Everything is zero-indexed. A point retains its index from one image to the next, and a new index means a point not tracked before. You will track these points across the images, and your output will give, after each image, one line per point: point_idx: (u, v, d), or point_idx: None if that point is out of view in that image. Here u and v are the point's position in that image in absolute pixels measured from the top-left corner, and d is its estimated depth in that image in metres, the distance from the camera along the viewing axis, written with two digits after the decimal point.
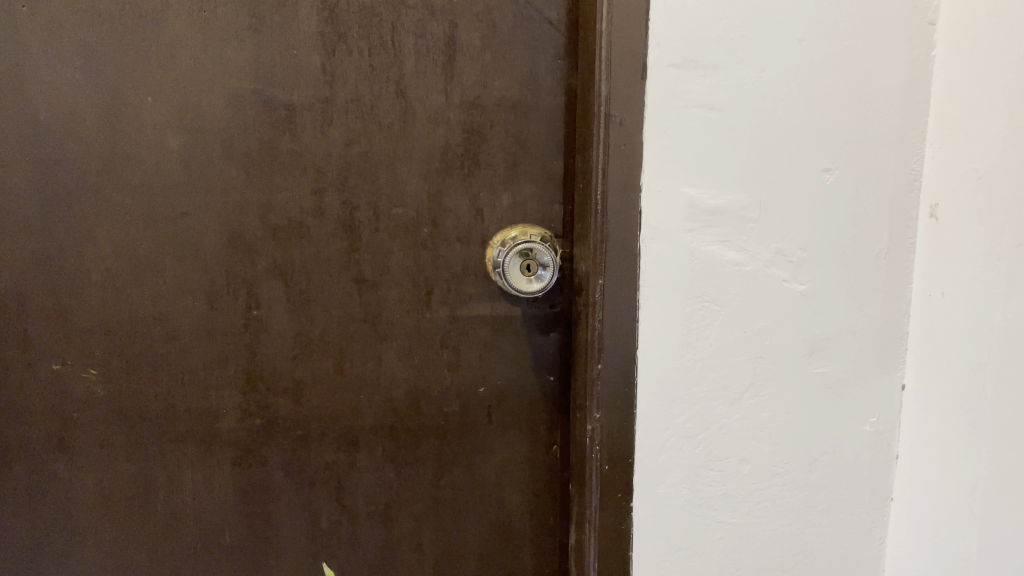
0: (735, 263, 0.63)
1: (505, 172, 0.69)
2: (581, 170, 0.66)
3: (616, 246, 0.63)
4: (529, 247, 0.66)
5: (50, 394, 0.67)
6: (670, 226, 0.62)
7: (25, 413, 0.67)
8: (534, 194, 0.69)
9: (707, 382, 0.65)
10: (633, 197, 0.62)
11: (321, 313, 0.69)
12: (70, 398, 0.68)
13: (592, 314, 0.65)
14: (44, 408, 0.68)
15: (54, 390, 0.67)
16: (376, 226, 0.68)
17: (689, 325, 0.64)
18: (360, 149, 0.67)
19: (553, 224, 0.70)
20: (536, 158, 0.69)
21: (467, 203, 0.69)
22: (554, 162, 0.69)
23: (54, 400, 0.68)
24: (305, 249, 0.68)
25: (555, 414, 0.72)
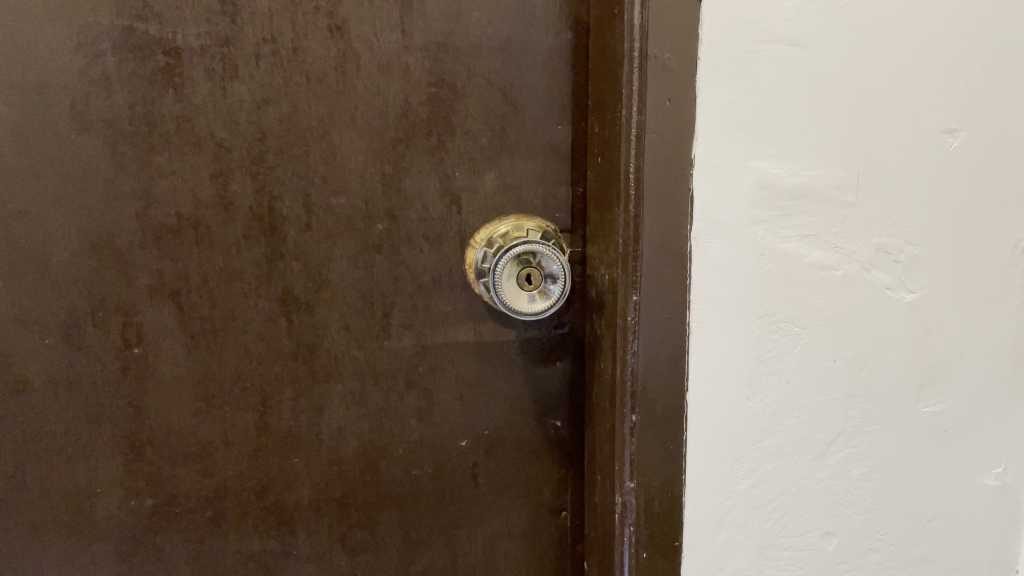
0: (822, 267, 0.45)
1: (490, 143, 0.49)
2: (602, 138, 0.47)
3: (657, 248, 0.43)
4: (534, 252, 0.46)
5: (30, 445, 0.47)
6: (733, 218, 0.43)
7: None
8: (531, 171, 0.50)
9: (782, 431, 0.46)
10: (681, 175, 0.43)
11: (234, 349, 0.48)
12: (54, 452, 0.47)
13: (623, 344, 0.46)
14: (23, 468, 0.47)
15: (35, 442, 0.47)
16: (306, 223, 0.48)
17: (758, 356, 0.45)
18: (279, 113, 0.46)
19: (556, 212, 0.51)
20: (532, 122, 0.49)
21: (438, 186, 0.49)
22: (558, 127, 0.49)
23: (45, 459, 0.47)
24: (207, 259, 0.47)
25: (564, 471, 0.53)
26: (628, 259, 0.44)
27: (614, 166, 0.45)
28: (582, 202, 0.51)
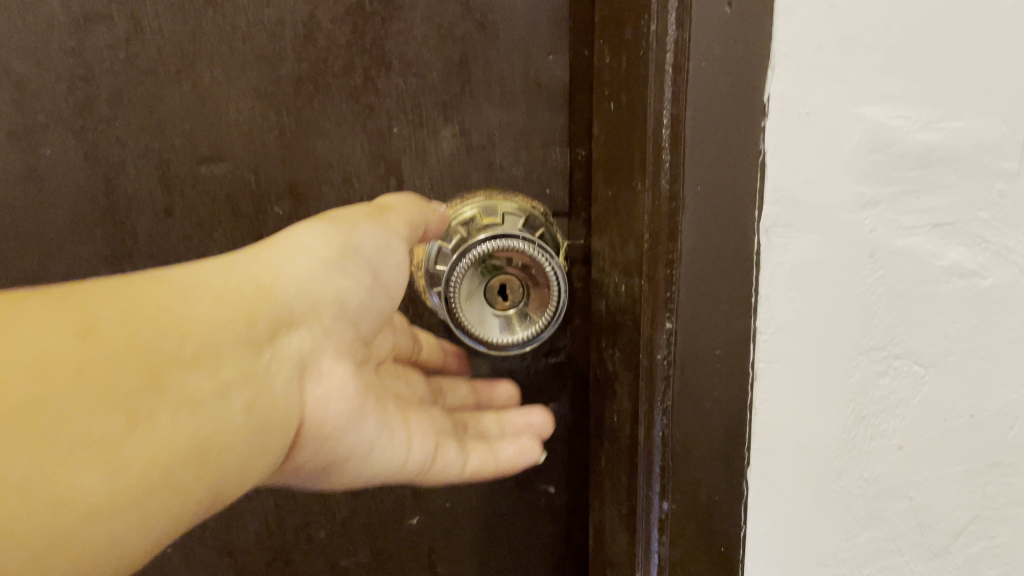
0: (961, 273, 0.27)
1: (444, 81, 0.32)
2: (610, 73, 0.29)
3: (706, 251, 0.26)
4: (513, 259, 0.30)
5: (313, 391, 0.24)
6: (829, 200, 0.25)
7: (400, 466, 0.27)
8: (506, 126, 0.32)
9: (887, 524, 0.29)
10: (746, 124, 0.24)
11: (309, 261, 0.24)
12: (346, 421, 0.25)
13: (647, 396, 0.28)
14: (286, 427, 0.22)
15: (316, 376, 0.24)
16: (162, 208, 0.31)
17: (858, 411, 0.27)
18: (111, 34, 0.29)
19: (547, 187, 0.33)
20: (508, 50, 0.32)
21: (364, 149, 0.32)
22: (548, 58, 0.32)
23: (415, 458, 0.28)
24: (17, 260, 0.31)
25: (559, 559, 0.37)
26: (656, 264, 0.27)
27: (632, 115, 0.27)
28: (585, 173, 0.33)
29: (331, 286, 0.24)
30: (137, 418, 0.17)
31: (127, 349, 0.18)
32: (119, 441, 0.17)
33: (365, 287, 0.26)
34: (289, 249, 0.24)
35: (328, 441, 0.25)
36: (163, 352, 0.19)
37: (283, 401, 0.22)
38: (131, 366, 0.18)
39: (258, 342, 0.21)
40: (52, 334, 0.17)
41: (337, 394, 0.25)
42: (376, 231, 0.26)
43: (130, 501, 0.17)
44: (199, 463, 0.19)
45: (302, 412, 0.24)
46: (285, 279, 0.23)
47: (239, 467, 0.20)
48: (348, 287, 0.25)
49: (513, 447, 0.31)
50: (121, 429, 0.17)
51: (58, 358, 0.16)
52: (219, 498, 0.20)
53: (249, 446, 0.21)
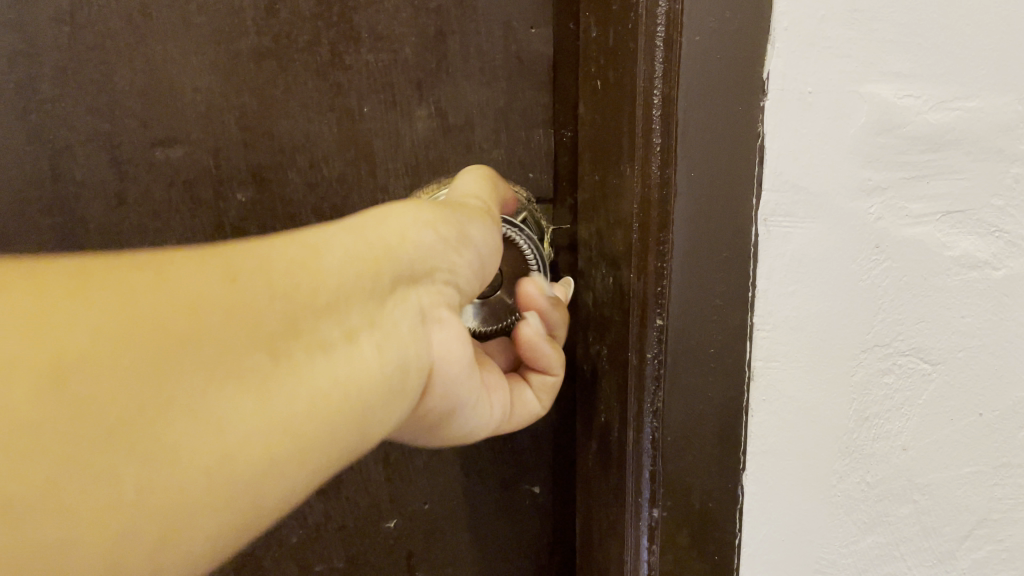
0: (972, 265, 0.25)
1: (420, 58, 0.29)
2: (600, 46, 0.26)
3: (700, 239, 0.23)
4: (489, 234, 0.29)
5: (437, 343, 0.20)
6: (832, 187, 0.23)
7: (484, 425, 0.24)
8: (486, 105, 0.30)
9: (891, 530, 0.27)
10: (744, 103, 0.22)
11: (431, 229, 0.20)
12: (457, 378, 0.21)
13: (638, 396, 0.26)
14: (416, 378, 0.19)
15: (442, 327, 0.20)
16: (115, 195, 0.29)
17: (860, 411, 0.25)
18: (53, 6, 0.27)
19: (530, 170, 0.31)
20: (488, 24, 0.29)
21: (334, 130, 0.30)
22: (530, 32, 0.30)
23: (497, 414, 0.24)
24: None
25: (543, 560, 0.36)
26: (648, 256, 0.24)
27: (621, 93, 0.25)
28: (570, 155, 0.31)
29: (452, 259, 0.21)
30: (275, 362, 0.15)
31: (265, 298, 0.15)
32: (257, 385, 0.14)
33: (481, 260, 0.22)
34: (410, 210, 0.20)
35: (446, 398, 0.21)
36: (297, 296, 0.16)
37: (410, 361, 0.19)
38: (271, 311, 0.15)
39: (384, 294, 0.18)
40: (198, 272, 0.15)
41: (461, 352, 0.21)
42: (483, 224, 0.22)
43: (271, 454, 0.15)
44: (338, 413, 0.16)
45: (431, 370, 0.20)
46: (414, 241, 0.19)
47: (378, 419, 0.18)
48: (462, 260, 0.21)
49: (532, 288, 0.26)
50: (264, 371, 0.15)
51: (201, 300, 0.14)
52: (361, 445, 0.17)
53: (387, 396, 0.18)
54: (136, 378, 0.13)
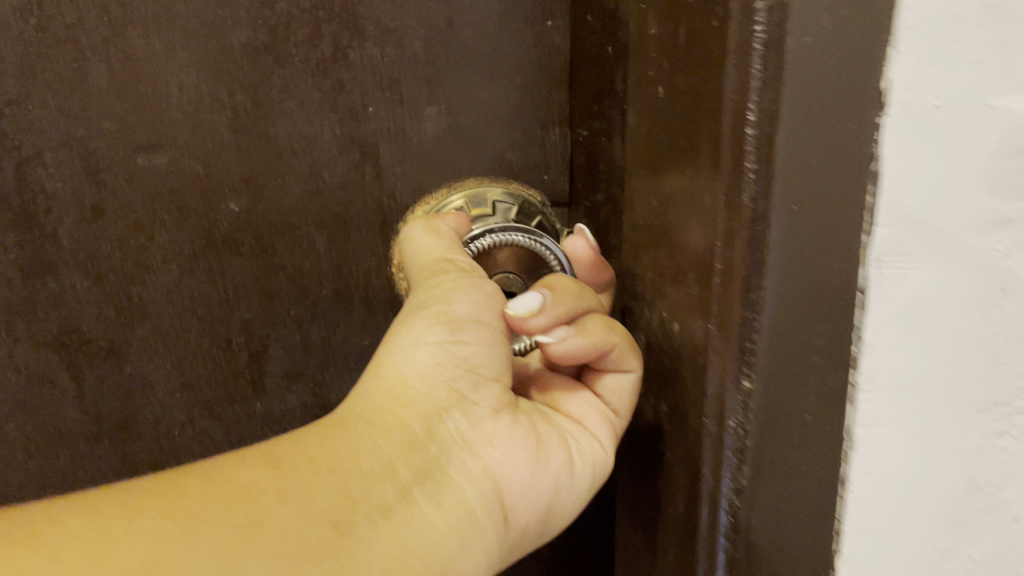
0: None
1: (428, 52, 0.27)
2: (638, 51, 0.21)
3: (797, 292, 0.18)
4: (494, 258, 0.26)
5: (488, 456, 0.23)
6: (956, 221, 0.17)
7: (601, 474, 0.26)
8: (500, 104, 0.28)
9: None
10: (854, 120, 0.16)
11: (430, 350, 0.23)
12: (531, 478, 0.23)
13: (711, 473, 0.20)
14: (471, 510, 0.22)
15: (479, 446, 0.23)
16: (90, 208, 0.26)
17: (970, 479, 0.20)
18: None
19: (546, 172, 0.29)
20: (501, 16, 0.27)
21: (335, 132, 0.27)
22: (547, 24, 0.27)
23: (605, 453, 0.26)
24: None
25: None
26: (708, 303, 0.19)
27: (695, 100, 0.18)
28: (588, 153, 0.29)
29: (457, 357, 0.23)
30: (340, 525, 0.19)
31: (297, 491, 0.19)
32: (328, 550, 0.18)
33: (495, 345, 0.24)
34: (404, 350, 0.23)
35: (531, 506, 0.24)
36: (324, 483, 0.19)
37: (471, 475, 0.22)
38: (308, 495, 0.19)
39: (409, 441, 0.21)
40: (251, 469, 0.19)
41: (520, 460, 0.23)
42: (472, 294, 0.23)
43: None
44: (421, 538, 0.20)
45: (499, 493, 0.23)
46: (414, 378, 0.23)
47: (465, 545, 0.21)
48: (470, 351, 0.23)
49: (542, 316, 0.23)
50: (331, 538, 0.18)
51: (244, 507, 0.18)
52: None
53: (460, 536, 0.21)
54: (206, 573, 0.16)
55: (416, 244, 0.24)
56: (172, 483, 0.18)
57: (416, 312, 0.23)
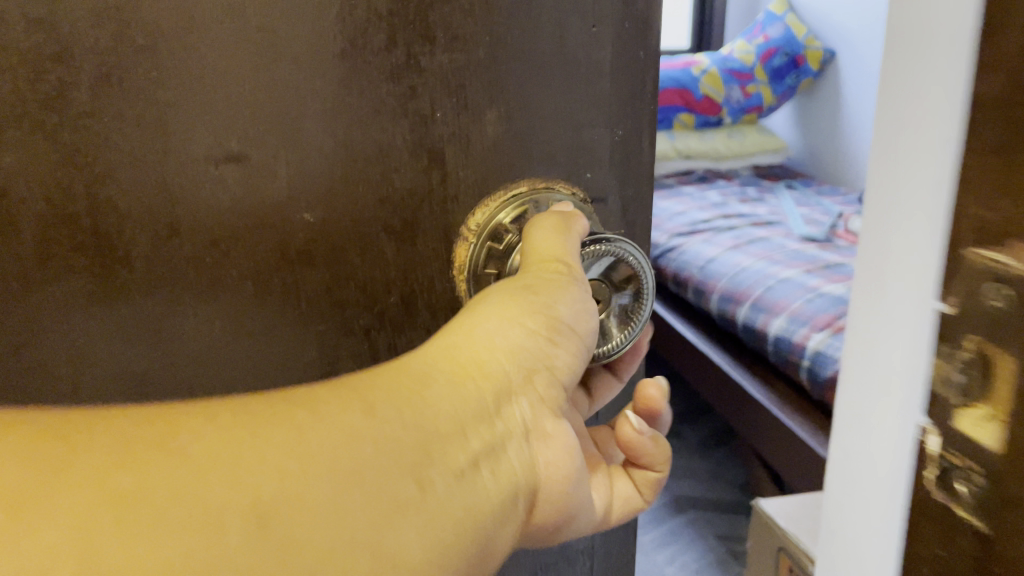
0: None
1: (489, 56, 0.26)
2: None
3: None
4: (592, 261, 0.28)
5: (534, 439, 0.25)
6: None
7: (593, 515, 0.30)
8: (549, 107, 0.28)
9: None
10: None
11: (520, 333, 0.25)
12: (568, 461, 0.26)
13: None
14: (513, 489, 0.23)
15: (534, 429, 0.25)
16: (151, 191, 0.24)
17: None
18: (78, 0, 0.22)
19: (586, 171, 0.29)
20: (554, 18, 0.26)
21: (405, 139, 0.26)
22: (594, 29, 0.27)
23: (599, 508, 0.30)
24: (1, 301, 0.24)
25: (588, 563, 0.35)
26: None
27: None
28: (625, 154, 0.30)
29: (543, 351, 0.25)
30: (425, 478, 0.20)
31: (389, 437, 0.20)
32: (415, 504, 0.19)
33: (576, 352, 0.27)
34: (502, 324, 0.25)
35: (555, 484, 0.26)
36: (419, 438, 0.20)
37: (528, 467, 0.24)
38: (405, 446, 0.20)
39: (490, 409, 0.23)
40: (355, 408, 0.20)
41: (565, 462, 0.26)
42: (576, 296, 0.26)
43: (428, 556, 0.19)
44: (485, 503, 0.22)
45: (533, 471, 0.25)
46: (502, 349, 0.24)
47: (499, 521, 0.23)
48: (552, 346, 0.26)
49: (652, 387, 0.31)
50: (417, 492, 0.20)
51: (344, 449, 0.19)
52: (485, 550, 0.22)
53: (502, 507, 0.23)
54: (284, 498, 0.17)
55: (553, 238, 0.26)
56: (278, 398, 0.19)
57: (521, 296, 0.25)
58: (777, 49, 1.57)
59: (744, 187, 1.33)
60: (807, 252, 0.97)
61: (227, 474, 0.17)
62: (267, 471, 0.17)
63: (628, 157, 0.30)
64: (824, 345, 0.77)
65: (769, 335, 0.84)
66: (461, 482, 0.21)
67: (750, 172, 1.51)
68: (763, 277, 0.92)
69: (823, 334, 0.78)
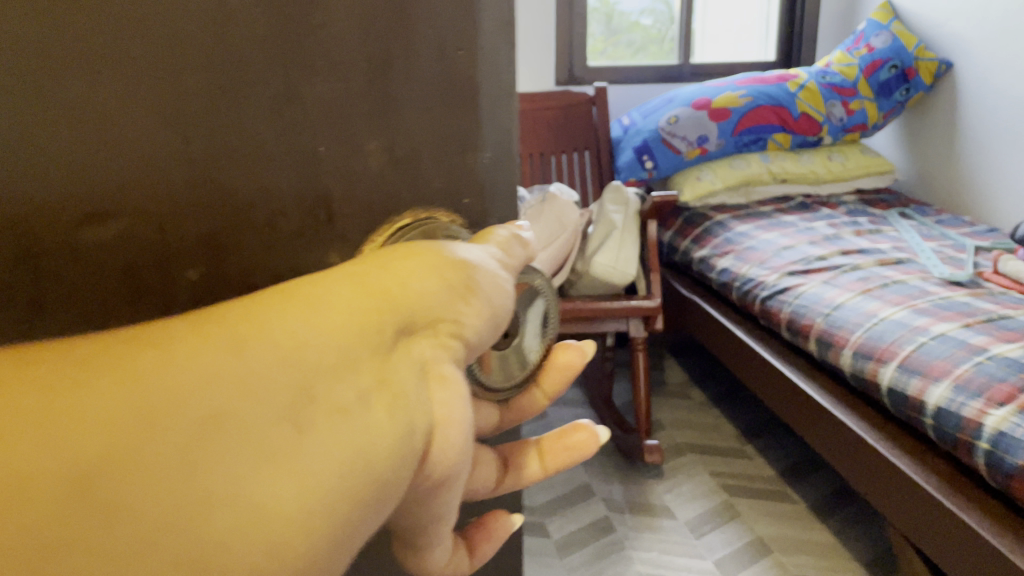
0: None
1: (372, 71, 0.20)
2: None
3: None
4: (527, 298, 0.23)
5: (442, 399, 0.17)
6: None
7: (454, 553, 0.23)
8: (424, 128, 0.22)
9: None
10: None
11: (426, 276, 0.17)
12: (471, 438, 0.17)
13: None
14: (411, 457, 0.15)
15: (443, 390, 0.17)
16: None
17: None
18: None
19: (463, 195, 0.23)
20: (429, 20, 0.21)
21: (296, 177, 0.19)
22: (460, 53, 0.21)
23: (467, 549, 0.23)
24: None
25: None
26: None
27: None
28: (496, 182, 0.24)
29: (450, 305, 0.18)
30: (302, 425, 0.13)
31: (245, 371, 0.13)
32: (286, 457, 0.13)
33: (487, 322, 0.19)
34: (406, 261, 0.17)
35: (461, 454, 0.17)
36: (293, 369, 0.14)
37: (453, 425, 0.17)
38: (274, 383, 0.13)
39: (386, 349, 0.16)
40: (199, 338, 0.13)
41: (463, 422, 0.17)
42: (481, 253, 0.19)
43: (314, 514, 0.13)
44: (400, 456, 0.15)
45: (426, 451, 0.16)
46: (414, 290, 0.17)
47: (388, 496, 0.15)
48: (469, 309, 0.18)
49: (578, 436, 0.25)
50: (293, 439, 0.13)
51: (191, 395, 0.12)
52: (382, 508, 0.15)
53: (397, 467, 0.15)
54: (101, 459, 0.11)
55: (494, 241, 0.21)
56: (99, 337, 0.13)
57: (424, 246, 0.18)
58: (882, 59, 1.02)
59: (854, 215, 0.94)
60: (960, 304, 0.69)
61: (52, 424, 0.11)
62: (78, 431, 0.11)
63: (496, 178, 0.24)
64: (1005, 423, 0.51)
65: (923, 408, 0.58)
66: (365, 435, 0.14)
67: (853, 199, 1.00)
68: (910, 332, 0.65)
69: (943, 385, 0.57)
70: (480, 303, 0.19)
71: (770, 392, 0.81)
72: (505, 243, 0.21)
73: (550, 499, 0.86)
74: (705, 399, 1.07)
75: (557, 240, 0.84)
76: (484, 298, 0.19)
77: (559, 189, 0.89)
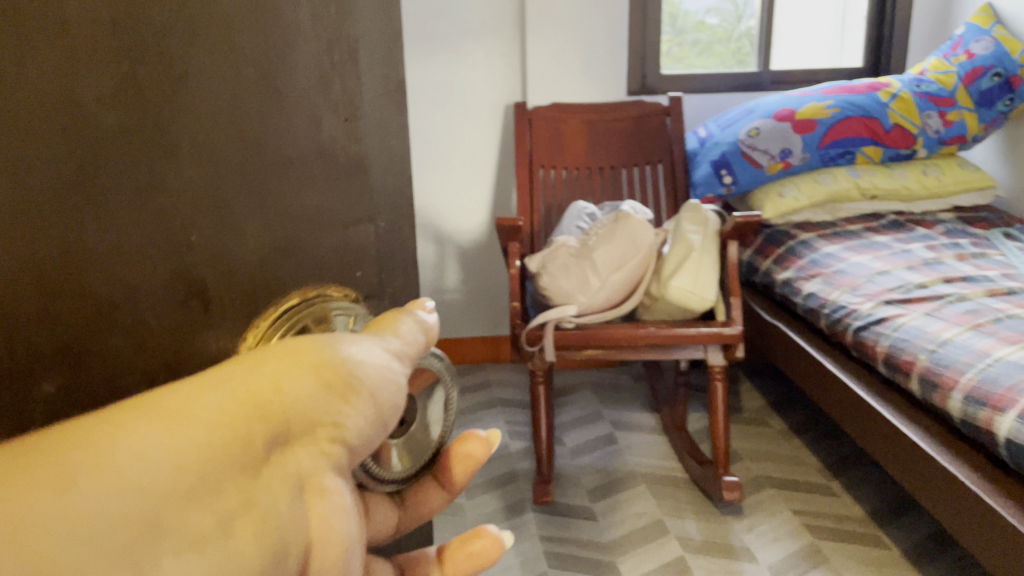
0: None
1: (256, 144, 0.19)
2: None
3: None
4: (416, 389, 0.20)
5: (317, 508, 0.16)
6: None
7: None
8: (309, 205, 0.20)
9: None
10: None
11: (302, 381, 0.17)
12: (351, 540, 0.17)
13: None
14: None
15: (319, 499, 0.17)
16: None
17: None
18: None
19: (356, 268, 0.23)
20: (306, 72, 0.20)
21: (162, 263, 0.17)
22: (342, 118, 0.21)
23: None
24: None
25: None
26: None
27: None
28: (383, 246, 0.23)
29: (328, 409, 0.17)
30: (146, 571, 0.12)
31: (85, 527, 0.12)
32: None
33: (371, 423, 0.18)
34: (283, 366, 0.17)
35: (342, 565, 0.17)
36: (139, 517, 0.13)
37: (330, 538, 0.17)
38: (121, 536, 0.12)
39: (256, 469, 0.15)
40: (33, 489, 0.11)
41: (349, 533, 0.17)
42: (375, 349, 0.19)
43: None
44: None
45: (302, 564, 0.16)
46: (287, 396, 0.16)
47: None
48: (352, 410, 0.18)
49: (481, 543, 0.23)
50: None
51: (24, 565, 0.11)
52: None
53: None
54: None
55: (390, 327, 0.20)
56: None
57: (305, 343, 0.17)
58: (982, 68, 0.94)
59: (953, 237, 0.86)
60: None
61: None
62: None
63: (387, 246, 0.24)
64: None
65: None
66: (220, 564, 0.14)
67: (952, 217, 0.93)
68: None
69: None
70: (361, 403, 0.18)
71: (859, 428, 0.74)
72: (405, 333, 0.20)
73: (623, 535, 0.78)
74: (783, 429, 1.00)
75: (629, 260, 0.81)
76: (369, 396, 0.18)
77: (633, 208, 0.86)
